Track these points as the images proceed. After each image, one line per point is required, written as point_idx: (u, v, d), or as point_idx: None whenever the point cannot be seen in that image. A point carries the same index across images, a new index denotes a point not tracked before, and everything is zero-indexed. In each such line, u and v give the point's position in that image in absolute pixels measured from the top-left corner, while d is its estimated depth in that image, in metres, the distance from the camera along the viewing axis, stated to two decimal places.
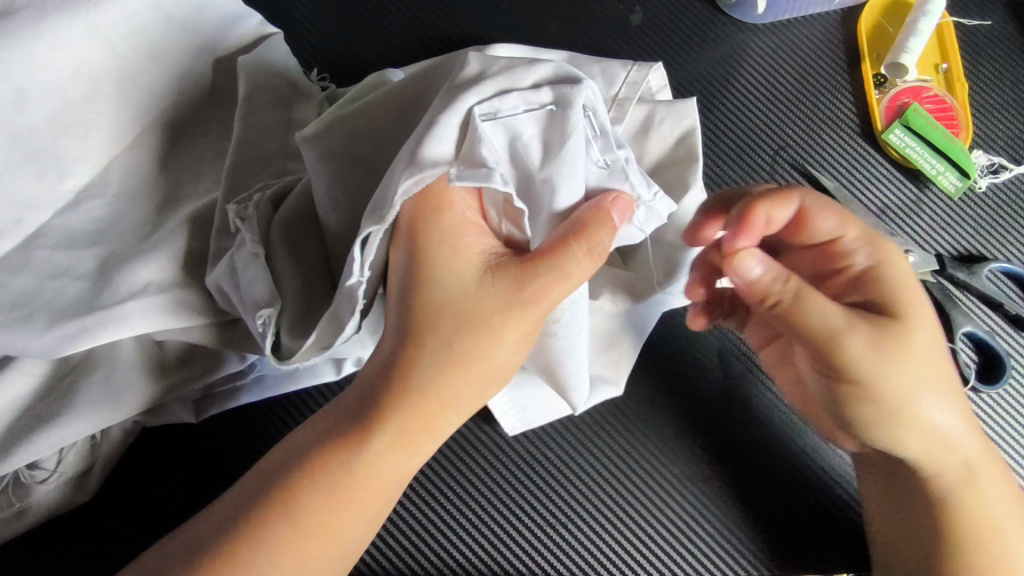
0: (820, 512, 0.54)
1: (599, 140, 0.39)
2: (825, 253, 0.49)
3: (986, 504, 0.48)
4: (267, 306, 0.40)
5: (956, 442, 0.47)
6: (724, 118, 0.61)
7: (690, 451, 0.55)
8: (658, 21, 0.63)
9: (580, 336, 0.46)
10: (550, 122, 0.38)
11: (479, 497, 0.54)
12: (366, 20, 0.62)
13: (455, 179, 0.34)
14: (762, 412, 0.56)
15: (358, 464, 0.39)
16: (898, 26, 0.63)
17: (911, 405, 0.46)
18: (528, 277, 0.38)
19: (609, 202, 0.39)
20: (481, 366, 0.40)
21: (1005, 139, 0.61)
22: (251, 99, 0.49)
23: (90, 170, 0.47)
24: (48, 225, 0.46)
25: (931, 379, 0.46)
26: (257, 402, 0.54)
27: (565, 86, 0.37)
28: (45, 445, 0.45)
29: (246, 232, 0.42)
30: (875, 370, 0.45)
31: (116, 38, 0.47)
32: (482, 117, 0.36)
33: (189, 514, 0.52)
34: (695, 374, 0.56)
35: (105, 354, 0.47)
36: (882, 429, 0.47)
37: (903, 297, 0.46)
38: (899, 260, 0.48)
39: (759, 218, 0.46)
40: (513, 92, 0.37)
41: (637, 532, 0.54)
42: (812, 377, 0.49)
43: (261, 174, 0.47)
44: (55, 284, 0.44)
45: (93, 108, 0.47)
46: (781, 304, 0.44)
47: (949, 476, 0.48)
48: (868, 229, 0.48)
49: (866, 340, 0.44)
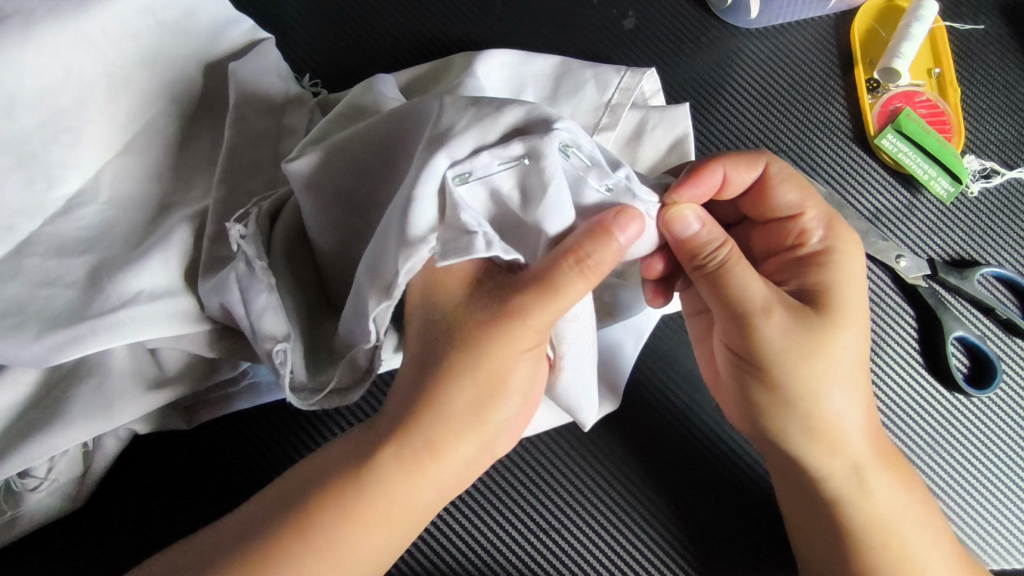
0: (750, 517, 0.55)
1: (592, 170, 0.38)
2: (782, 228, 0.49)
3: (876, 504, 0.49)
4: (283, 340, 0.41)
5: (852, 439, 0.48)
6: (717, 123, 0.61)
7: (634, 457, 0.55)
8: (650, 25, 0.63)
9: (588, 360, 0.45)
10: (527, 174, 0.37)
11: (498, 518, 0.54)
12: (358, 24, 0.62)
13: (439, 259, 0.35)
14: (710, 423, 0.57)
15: (374, 494, 0.39)
16: (891, 30, 0.64)
17: (812, 398, 0.47)
18: (524, 303, 0.38)
19: (608, 219, 0.38)
20: (491, 407, 0.41)
21: (997, 143, 0.61)
22: (243, 106, 0.48)
23: (81, 177, 0.47)
24: (39, 233, 0.46)
25: (845, 375, 0.47)
26: (262, 417, 0.54)
27: (535, 135, 0.36)
28: (35, 455, 0.45)
29: (250, 250, 0.41)
30: (783, 357, 0.46)
31: (107, 45, 0.47)
32: (456, 180, 0.36)
33: (169, 525, 0.52)
34: (691, 400, 0.57)
35: (97, 362, 0.47)
36: (786, 416, 0.48)
37: (833, 294, 0.47)
38: (850, 257, 0.48)
39: (715, 171, 0.45)
40: (484, 150, 0.36)
41: (583, 536, 0.54)
42: (723, 358, 0.50)
43: (253, 181, 0.47)
44: (47, 292, 0.44)
45: (84, 115, 0.47)
46: (705, 270, 0.44)
47: (837, 478, 0.49)
48: (826, 216, 0.48)
49: (779, 326, 0.45)
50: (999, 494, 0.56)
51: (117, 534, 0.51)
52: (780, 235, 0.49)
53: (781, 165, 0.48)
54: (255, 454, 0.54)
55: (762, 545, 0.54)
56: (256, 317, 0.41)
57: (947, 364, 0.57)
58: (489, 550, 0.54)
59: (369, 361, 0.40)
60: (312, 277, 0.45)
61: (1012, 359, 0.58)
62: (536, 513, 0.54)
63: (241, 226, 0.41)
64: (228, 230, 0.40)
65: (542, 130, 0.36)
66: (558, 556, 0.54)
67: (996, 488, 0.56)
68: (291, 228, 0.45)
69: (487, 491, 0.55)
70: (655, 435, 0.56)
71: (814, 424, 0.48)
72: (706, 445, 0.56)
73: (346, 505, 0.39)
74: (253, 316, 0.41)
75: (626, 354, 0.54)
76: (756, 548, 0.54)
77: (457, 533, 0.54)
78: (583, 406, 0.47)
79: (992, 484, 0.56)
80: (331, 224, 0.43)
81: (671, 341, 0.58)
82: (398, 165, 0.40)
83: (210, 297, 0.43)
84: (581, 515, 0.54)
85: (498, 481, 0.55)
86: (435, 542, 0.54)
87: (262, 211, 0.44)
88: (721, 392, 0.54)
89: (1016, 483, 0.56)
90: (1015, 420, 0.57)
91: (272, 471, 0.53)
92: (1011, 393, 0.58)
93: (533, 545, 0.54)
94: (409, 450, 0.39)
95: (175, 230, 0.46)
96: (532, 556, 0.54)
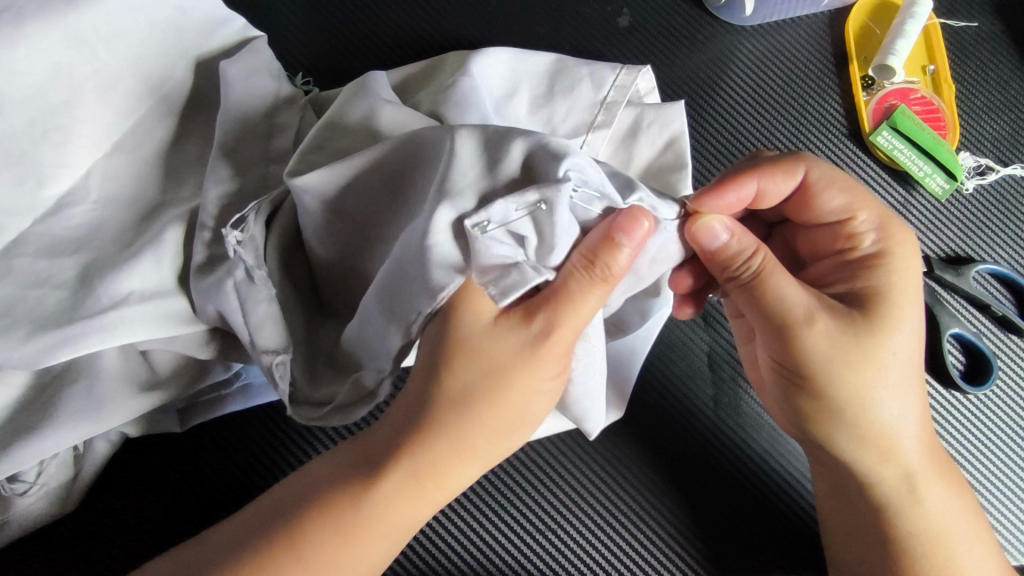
0: (768, 515, 0.55)
1: (604, 202, 0.37)
2: (833, 233, 0.48)
3: (931, 514, 0.48)
4: (282, 352, 0.42)
5: (907, 449, 0.47)
6: (713, 120, 0.61)
7: (645, 459, 0.55)
8: (646, 22, 0.63)
9: (599, 377, 0.45)
10: (541, 220, 0.35)
11: (499, 523, 0.54)
12: (349, 24, 0.61)
13: (498, 300, 0.34)
14: (714, 422, 0.56)
15: (366, 499, 0.39)
16: (885, 28, 0.64)
17: (863, 408, 0.46)
18: (550, 332, 0.38)
19: (612, 226, 0.36)
20: (473, 417, 0.39)
21: (992, 140, 0.62)
22: (233, 105, 0.48)
23: (70, 177, 0.46)
24: (29, 232, 0.45)
25: (895, 383, 0.46)
26: (254, 416, 0.54)
27: (549, 183, 0.33)
28: (25, 459, 0.44)
29: (249, 259, 0.41)
30: (833, 367, 0.45)
31: (97, 43, 0.46)
32: (479, 232, 0.34)
33: (168, 529, 0.51)
34: (687, 401, 0.56)
35: (87, 363, 0.46)
36: (834, 427, 0.47)
37: (885, 298, 0.45)
38: (902, 261, 0.46)
39: (747, 184, 0.45)
40: (498, 199, 0.34)
41: (599, 538, 0.54)
42: (768, 368, 0.49)
43: (243, 180, 0.47)
44: (36, 293, 0.44)
45: (73, 114, 0.46)
46: (743, 280, 0.44)
47: (889, 485, 0.48)
48: (877, 218, 0.47)
49: (824, 333, 0.44)
50: (999, 492, 0.56)
51: (113, 540, 0.51)
52: (831, 239, 0.48)
53: (820, 169, 0.47)
54: (251, 455, 0.53)
55: (784, 542, 0.54)
56: (255, 327, 0.42)
57: (944, 361, 0.56)
58: (483, 550, 0.53)
59: (377, 381, 0.42)
60: (306, 284, 0.46)
61: (1008, 355, 0.58)
62: (532, 513, 0.54)
63: (238, 230, 0.41)
64: (225, 236, 0.40)
65: (555, 175, 0.34)
66: (553, 556, 0.54)
67: (996, 486, 0.56)
68: (284, 227, 0.44)
69: (484, 492, 0.54)
70: (654, 438, 0.55)
71: (864, 435, 0.47)
72: (708, 445, 0.56)
73: (341, 511, 0.38)
74: (252, 324, 0.42)
75: (635, 364, 0.52)
76: (760, 547, 0.54)
77: (452, 534, 0.54)
78: (593, 417, 0.46)
79: (991, 481, 0.56)
80: (321, 224, 0.42)
81: (665, 342, 0.57)
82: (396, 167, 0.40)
83: (208, 303, 0.44)
84: (578, 514, 0.54)
85: (493, 483, 0.54)
86: (430, 543, 0.53)
87: (260, 213, 0.43)
88: (764, 396, 0.53)
89: (1015, 480, 0.56)
90: (1012, 416, 0.57)
91: (261, 482, 0.53)
92: (1008, 390, 0.58)
93: (528, 544, 0.54)
94: (399, 454, 0.39)
95: (165, 230, 0.46)
96: (523, 554, 0.53)
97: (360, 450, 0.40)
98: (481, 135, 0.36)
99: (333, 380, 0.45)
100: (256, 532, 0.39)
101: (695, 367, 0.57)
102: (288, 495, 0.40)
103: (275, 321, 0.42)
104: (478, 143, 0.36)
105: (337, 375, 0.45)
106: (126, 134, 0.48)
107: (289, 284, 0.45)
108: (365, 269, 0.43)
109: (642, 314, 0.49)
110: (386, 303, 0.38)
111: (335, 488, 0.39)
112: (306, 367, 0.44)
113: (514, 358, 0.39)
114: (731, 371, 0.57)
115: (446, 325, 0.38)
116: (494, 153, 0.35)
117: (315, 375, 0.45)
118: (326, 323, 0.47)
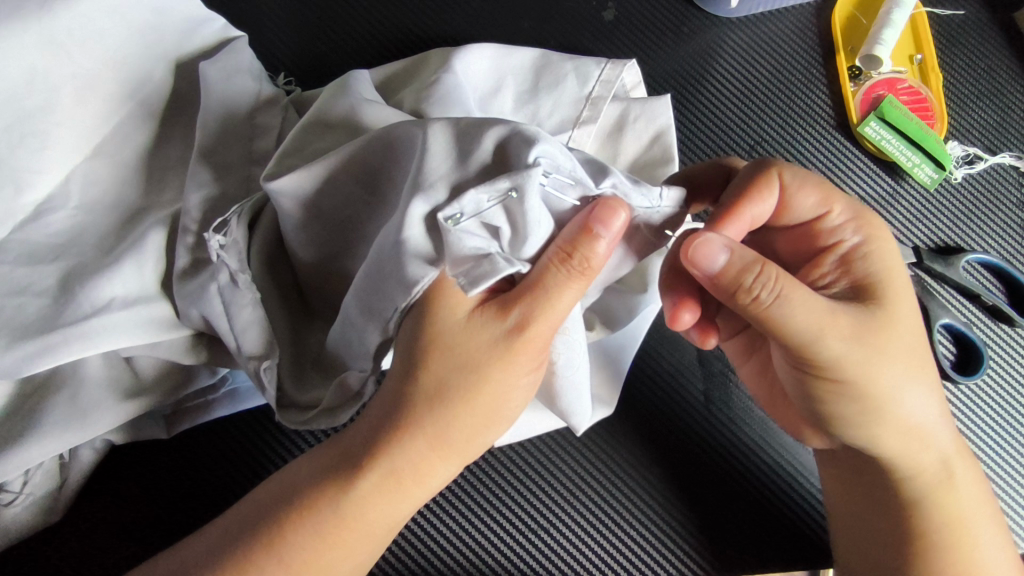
0: (761, 510, 0.54)
1: (578, 189, 0.36)
2: (808, 233, 0.47)
3: (957, 499, 0.48)
4: (265, 357, 0.42)
5: (937, 438, 0.47)
6: (699, 114, 0.60)
7: (640, 457, 0.55)
8: (631, 16, 0.62)
9: (581, 373, 0.44)
10: (512, 209, 0.34)
11: (490, 524, 0.53)
12: (331, 23, 0.60)
13: (466, 289, 0.33)
14: (705, 417, 0.56)
15: (349, 504, 0.38)
16: (872, 17, 0.63)
17: (894, 402, 0.45)
18: (526, 326, 0.37)
19: (589, 215, 0.35)
20: (456, 414, 0.39)
21: (980, 129, 0.61)
22: (211, 107, 0.47)
23: (49, 182, 0.46)
24: (8, 240, 0.44)
25: (913, 373, 0.46)
26: (241, 419, 0.53)
27: (518, 170, 0.33)
28: (9, 468, 0.44)
29: (234, 263, 0.41)
30: (870, 368, 0.44)
31: (71, 45, 0.45)
32: (451, 224, 0.33)
33: (155, 537, 0.51)
34: (678, 397, 0.56)
35: (72, 371, 0.45)
36: (884, 413, 0.45)
37: (883, 285, 0.45)
38: (886, 243, 0.46)
39: (738, 221, 0.44)
40: (469, 189, 0.33)
41: (591, 535, 0.54)
42: (785, 372, 0.48)
43: (225, 184, 0.46)
44: (17, 301, 0.43)
45: (50, 119, 0.45)
46: (759, 307, 0.41)
47: (923, 476, 0.48)
48: (852, 210, 0.46)
49: (850, 339, 0.43)
50: (998, 479, 0.56)
51: (99, 550, 0.50)
52: (808, 237, 0.47)
53: (794, 171, 0.45)
54: (237, 458, 0.53)
55: (774, 535, 0.54)
56: (239, 332, 0.41)
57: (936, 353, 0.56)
58: (475, 550, 0.53)
59: (360, 382, 0.41)
60: (291, 287, 0.46)
61: (999, 344, 0.58)
62: (523, 511, 0.54)
63: (221, 234, 0.41)
64: (208, 241, 0.40)
65: (524, 161, 0.33)
66: (546, 554, 0.53)
67: (997, 475, 0.56)
68: (268, 233, 0.44)
69: (475, 491, 0.54)
70: (646, 436, 0.55)
71: (899, 433, 0.46)
72: (701, 440, 0.55)
73: (326, 516, 0.38)
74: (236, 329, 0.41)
75: (627, 358, 0.53)
76: (766, 542, 0.54)
77: (443, 536, 0.53)
78: (579, 412, 0.46)
79: (988, 470, 0.56)
80: (304, 228, 0.42)
81: (655, 335, 0.58)
82: (375, 167, 0.39)
83: (190, 307, 0.43)
84: (574, 513, 0.54)
85: (484, 483, 0.54)
86: (419, 542, 0.53)
87: (243, 216, 0.42)
88: (782, 399, 0.52)
89: (1010, 469, 0.56)
90: (1003, 405, 0.57)
91: (248, 484, 0.52)
92: (999, 380, 0.58)
93: (522, 544, 0.53)
94: (378, 457, 0.38)
95: (145, 235, 0.45)
96: (515, 554, 0.53)
97: (345, 455, 0.39)
98: (459, 131, 0.35)
99: (318, 385, 0.44)
100: (241, 534, 0.39)
101: (685, 362, 0.57)
102: (274, 501, 0.39)
103: (259, 326, 0.41)
104: (460, 142, 0.35)
105: (323, 379, 0.44)
106: (105, 138, 0.48)
107: (274, 288, 0.44)
108: (349, 270, 0.43)
109: (630, 311, 0.50)
110: (368, 307, 0.38)
111: (318, 494, 0.39)
112: (291, 369, 0.44)
113: (490, 351, 0.38)
114: (723, 365, 0.57)
115: (433, 331, 0.37)
116: (467, 145, 0.35)
117: (300, 379, 0.44)
118: (312, 326, 0.46)
